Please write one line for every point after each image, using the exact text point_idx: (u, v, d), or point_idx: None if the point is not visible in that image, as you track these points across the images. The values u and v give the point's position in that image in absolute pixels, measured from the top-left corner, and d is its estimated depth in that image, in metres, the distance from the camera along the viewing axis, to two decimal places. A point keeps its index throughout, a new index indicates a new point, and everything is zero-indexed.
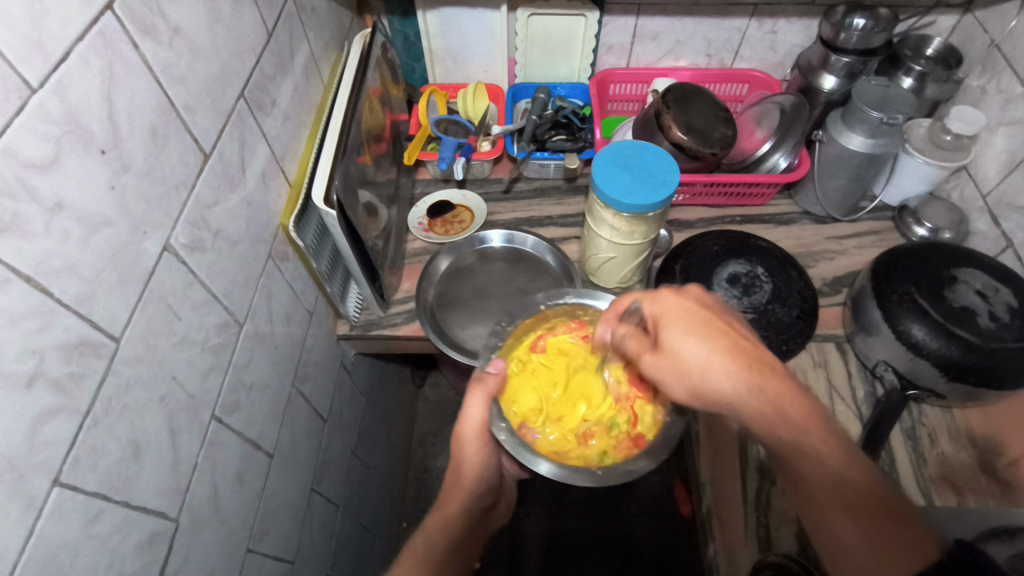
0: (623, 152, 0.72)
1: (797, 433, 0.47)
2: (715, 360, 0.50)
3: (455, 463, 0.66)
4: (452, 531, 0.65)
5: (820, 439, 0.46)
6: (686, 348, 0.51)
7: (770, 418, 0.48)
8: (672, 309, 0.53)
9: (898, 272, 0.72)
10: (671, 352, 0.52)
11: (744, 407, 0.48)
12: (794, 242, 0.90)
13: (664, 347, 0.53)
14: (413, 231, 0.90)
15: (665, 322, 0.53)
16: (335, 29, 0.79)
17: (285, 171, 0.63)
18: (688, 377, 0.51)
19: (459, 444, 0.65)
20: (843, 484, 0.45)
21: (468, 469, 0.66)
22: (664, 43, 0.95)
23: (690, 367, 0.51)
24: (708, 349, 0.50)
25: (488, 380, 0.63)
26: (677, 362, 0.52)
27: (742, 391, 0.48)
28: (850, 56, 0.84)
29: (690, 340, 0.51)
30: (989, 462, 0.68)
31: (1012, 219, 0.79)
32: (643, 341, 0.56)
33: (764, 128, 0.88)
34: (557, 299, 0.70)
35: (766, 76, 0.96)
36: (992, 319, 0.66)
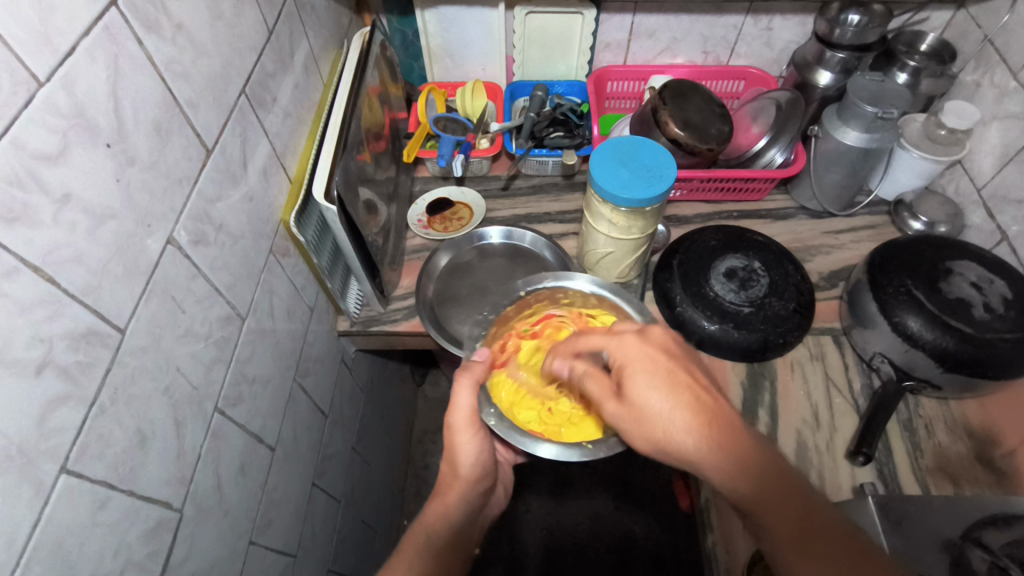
0: (619, 150, 0.72)
1: (755, 492, 0.47)
2: (663, 419, 0.50)
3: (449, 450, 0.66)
4: (452, 519, 0.66)
5: (783, 495, 0.47)
6: (634, 411, 0.51)
7: (729, 480, 0.48)
8: (619, 352, 0.54)
9: (893, 265, 0.73)
10: (626, 399, 0.52)
11: (708, 468, 0.48)
12: (791, 236, 0.91)
13: (623, 395, 0.53)
14: (413, 228, 0.90)
15: (618, 368, 0.54)
16: (335, 28, 0.80)
17: (286, 168, 0.64)
18: (647, 432, 0.50)
19: (451, 435, 0.65)
20: (808, 537, 0.46)
21: (463, 458, 0.66)
22: (661, 40, 0.95)
23: (641, 413, 0.51)
24: (659, 404, 0.50)
25: (475, 368, 0.63)
26: (625, 411, 0.52)
27: (702, 450, 0.48)
28: (844, 52, 0.85)
29: (642, 390, 0.51)
30: (985, 452, 0.69)
31: (1007, 212, 0.80)
32: (603, 384, 0.55)
33: (760, 124, 0.89)
34: (536, 284, 0.69)
35: (762, 73, 0.97)
36: (987, 310, 0.67)
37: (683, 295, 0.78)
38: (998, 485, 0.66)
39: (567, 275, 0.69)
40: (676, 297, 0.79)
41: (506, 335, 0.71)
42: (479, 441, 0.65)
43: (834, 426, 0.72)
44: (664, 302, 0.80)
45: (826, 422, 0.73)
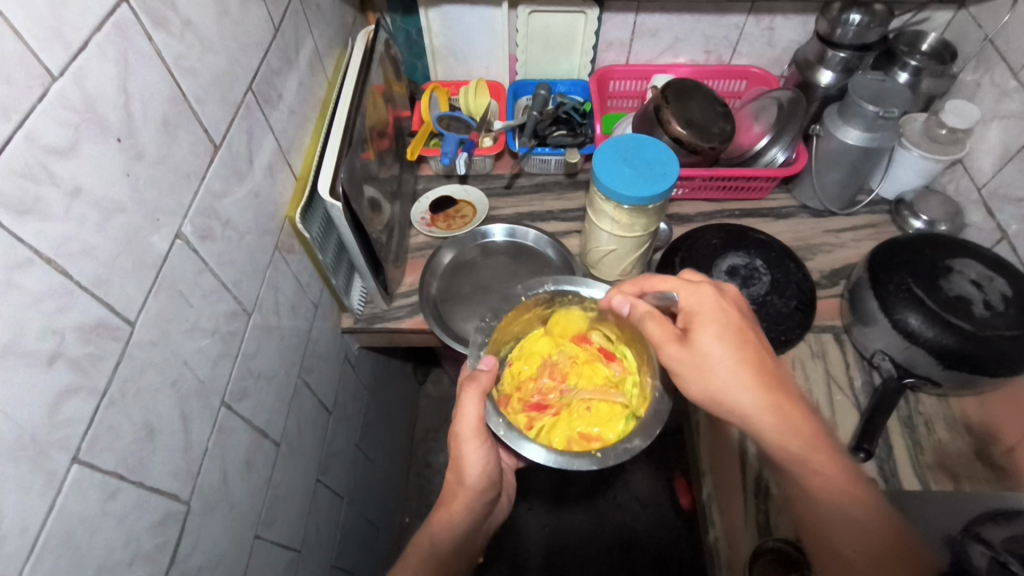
0: (622, 148, 0.73)
1: (806, 450, 0.49)
2: (719, 364, 0.52)
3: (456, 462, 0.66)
4: (457, 527, 0.67)
5: (831, 462, 0.48)
6: (677, 359, 0.54)
7: (782, 434, 0.50)
8: (698, 300, 0.55)
9: (893, 263, 0.73)
10: (686, 339, 0.54)
11: (761, 420, 0.50)
12: (792, 235, 0.91)
13: (685, 337, 0.54)
14: (416, 226, 0.91)
15: (688, 316, 0.55)
16: (339, 27, 0.80)
17: (291, 165, 0.64)
18: (704, 375, 0.53)
19: (457, 443, 0.65)
20: (846, 505, 0.46)
21: (470, 467, 0.66)
22: (663, 39, 0.96)
23: (697, 356, 0.53)
24: (716, 348, 0.53)
25: (480, 378, 0.62)
26: (680, 353, 0.54)
27: (760, 402, 0.50)
28: (846, 52, 0.86)
29: (710, 334, 0.53)
30: (985, 449, 0.69)
31: (1007, 211, 0.80)
32: (659, 329, 0.56)
33: (762, 123, 0.89)
34: (536, 290, 0.70)
35: (763, 73, 0.98)
36: (987, 307, 0.67)
37: None
38: (997, 481, 0.66)
39: (573, 281, 0.70)
40: None
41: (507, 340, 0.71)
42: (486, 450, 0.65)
43: (834, 423, 0.73)
44: None
45: (826, 419, 0.73)
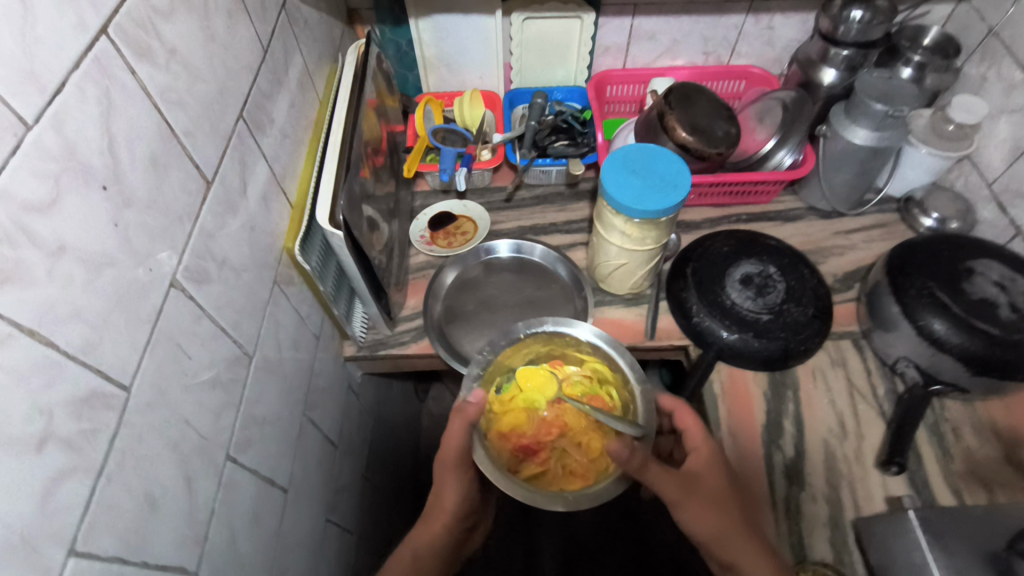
0: (633, 162, 0.70)
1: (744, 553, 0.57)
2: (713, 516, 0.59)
3: (438, 487, 0.64)
4: (438, 546, 0.65)
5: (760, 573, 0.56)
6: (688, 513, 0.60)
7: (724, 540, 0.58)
8: (696, 453, 0.63)
9: (913, 267, 0.71)
10: (704, 486, 0.60)
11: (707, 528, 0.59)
12: (802, 238, 0.89)
13: (697, 482, 0.61)
14: (415, 245, 0.87)
15: (697, 461, 0.62)
16: (327, 42, 0.77)
17: (285, 192, 0.61)
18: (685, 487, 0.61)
19: (440, 468, 0.63)
20: None
21: (451, 490, 0.64)
22: (660, 42, 0.93)
23: (714, 498, 0.60)
24: (723, 501, 0.60)
25: (469, 410, 0.60)
26: (699, 505, 0.59)
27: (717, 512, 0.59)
28: (850, 49, 0.83)
29: (721, 479, 0.61)
30: (1014, 455, 0.68)
31: (1020, 207, 0.79)
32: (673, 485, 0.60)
33: (766, 125, 0.88)
34: (535, 328, 0.68)
35: (764, 73, 0.95)
36: (1012, 310, 0.66)
37: (699, 304, 0.77)
38: None
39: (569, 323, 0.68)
40: (693, 306, 0.77)
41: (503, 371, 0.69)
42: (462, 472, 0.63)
43: (860, 434, 0.71)
44: (679, 312, 0.79)
45: (851, 431, 0.71)
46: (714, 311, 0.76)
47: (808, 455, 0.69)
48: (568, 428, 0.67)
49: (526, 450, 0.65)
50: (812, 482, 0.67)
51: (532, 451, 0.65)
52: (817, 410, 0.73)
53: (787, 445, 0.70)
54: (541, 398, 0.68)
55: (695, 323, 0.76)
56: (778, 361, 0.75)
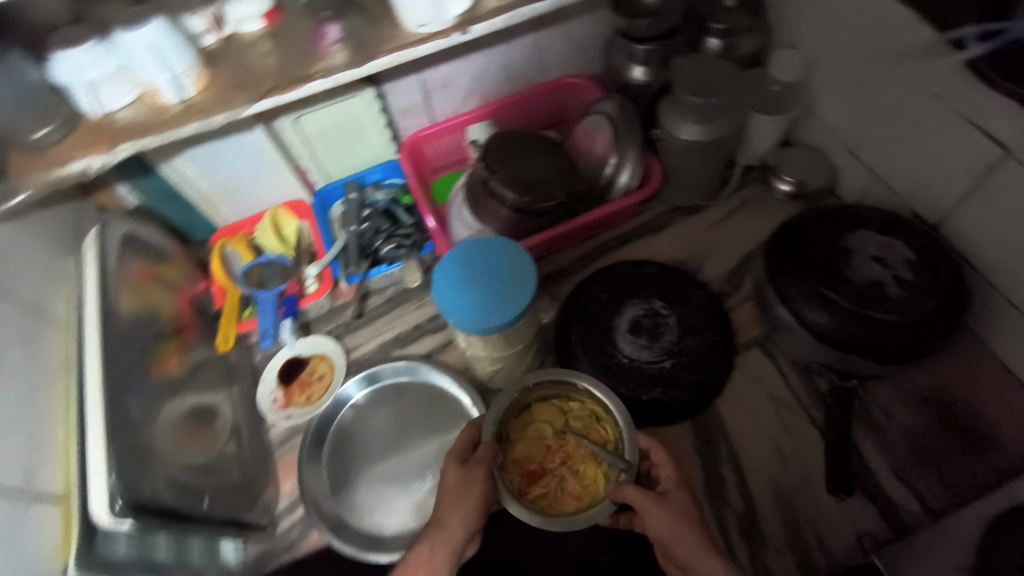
0: (473, 263, 0.59)
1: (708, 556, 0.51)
2: (689, 535, 0.53)
3: (451, 496, 0.53)
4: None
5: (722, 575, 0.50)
6: (661, 529, 0.53)
7: (688, 546, 0.52)
8: (669, 474, 0.58)
9: (792, 265, 0.66)
10: (674, 501, 0.55)
11: (681, 545, 0.52)
12: (677, 246, 0.83)
13: (667, 497, 0.55)
14: (269, 416, 0.74)
15: (671, 478, 0.57)
16: (54, 245, 0.61)
17: (40, 496, 0.47)
18: (664, 504, 0.54)
19: (458, 471, 0.54)
20: None
21: (462, 502, 0.53)
22: (459, 87, 0.82)
23: (683, 513, 0.54)
24: (698, 521, 0.54)
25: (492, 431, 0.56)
26: (668, 516, 0.53)
27: (695, 528, 0.53)
28: (650, 44, 0.77)
29: (685, 500, 0.56)
30: (948, 414, 0.67)
31: (871, 151, 0.76)
32: (644, 493, 0.53)
33: (601, 143, 0.79)
34: (545, 373, 0.59)
35: (580, 80, 0.87)
36: (900, 285, 0.62)
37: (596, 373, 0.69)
38: (976, 451, 0.64)
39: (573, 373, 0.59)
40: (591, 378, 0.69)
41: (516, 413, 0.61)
42: (490, 490, 0.54)
43: (800, 453, 0.67)
44: None
45: (790, 451, 0.68)
46: (614, 376, 0.68)
47: (756, 500, 0.65)
48: (572, 457, 0.59)
49: (532, 477, 0.58)
50: (769, 532, 0.64)
51: (536, 477, 0.58)
52: (751, 445, 0.68)
53: (733, 498, 0.65)
54: (548, 428, 0.60)
55: None
56: (697, 405, 0.69)
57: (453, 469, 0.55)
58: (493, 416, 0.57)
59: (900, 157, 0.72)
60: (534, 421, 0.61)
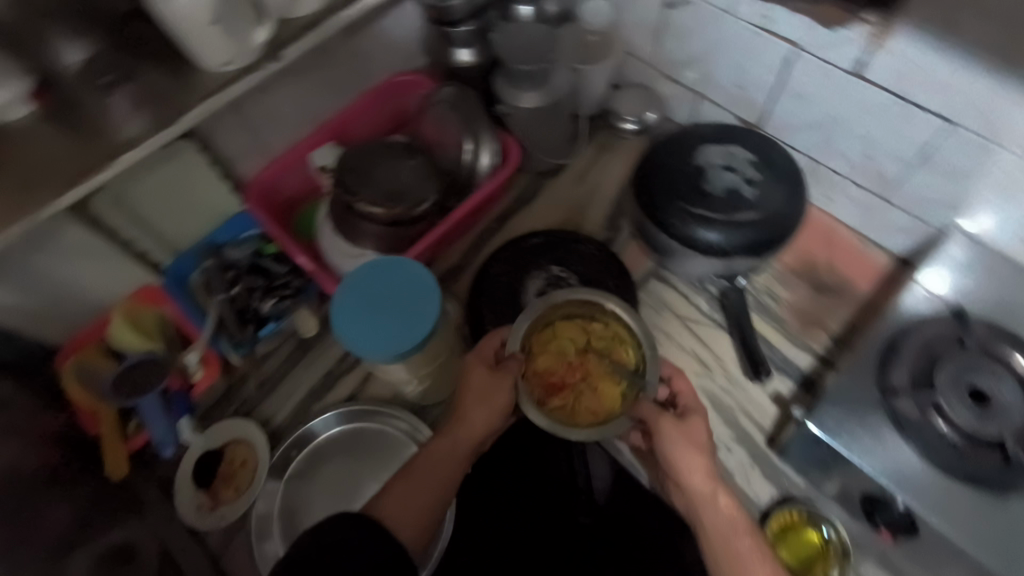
0: (385, 287, 0.58)
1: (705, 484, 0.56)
2: (697, 456, 0.56)
3: (476, 396, 0.58)
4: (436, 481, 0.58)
5: (713, 495, 0.56)
6: (670, 444, 0.56)
7: (687, 473, 0.56)
8: (692, 399, 0.58)
9: (659, 194, 0.70)
10: (690, 427, 0.56)
11: (687, 472, 0.56)
12: (554, 208, 0.86)
13: (683, 419, 0.57)
14: (199, 525, 0.66)
15: (692, 402, 0.58)
16: None
17: None
18: (679, 432, 0.56)
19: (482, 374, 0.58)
20: (717, 517, 0.56)
21: (480, 403, 0.58)
22: (287, 115, 0.79)
23: (697, 441, 0.56)
24: (708, 446, 0.57)
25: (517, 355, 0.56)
26: (677, 444, 0.56)
27: (706, 453, 0.56)
28: (466, 24, 0.77)
29: (703, 427, 0.57)
30: (818, 281, 0.79)
31: (689, 74, 0.83)
32: (659, 416, 0.55)
33: (450, 131, 0.80)
34: (571, 293, 0.56)
35: (410, 77, 0.84)
36: (751, 185, 0.70)
37: None
38: (844, 303, 0.77)
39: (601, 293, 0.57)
40: None
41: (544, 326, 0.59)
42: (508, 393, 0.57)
43: (719, 358, 0.75)
44: None
45: (711, 358, 0.75)
46: None
47: None
48: (593, 374, 0.56)
49: (551, 389, 0.57)
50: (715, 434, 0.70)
51: (558, 389, 0.57)
52: (675, 363, 0.75)
53: None
54: (570, 345, 0.57)
55: None
56: None
57: (479, 370, 0.58)
58: (516, 329, 0.57)
59: (714, 73, 0.79)
60: (557, 336, 0.58)
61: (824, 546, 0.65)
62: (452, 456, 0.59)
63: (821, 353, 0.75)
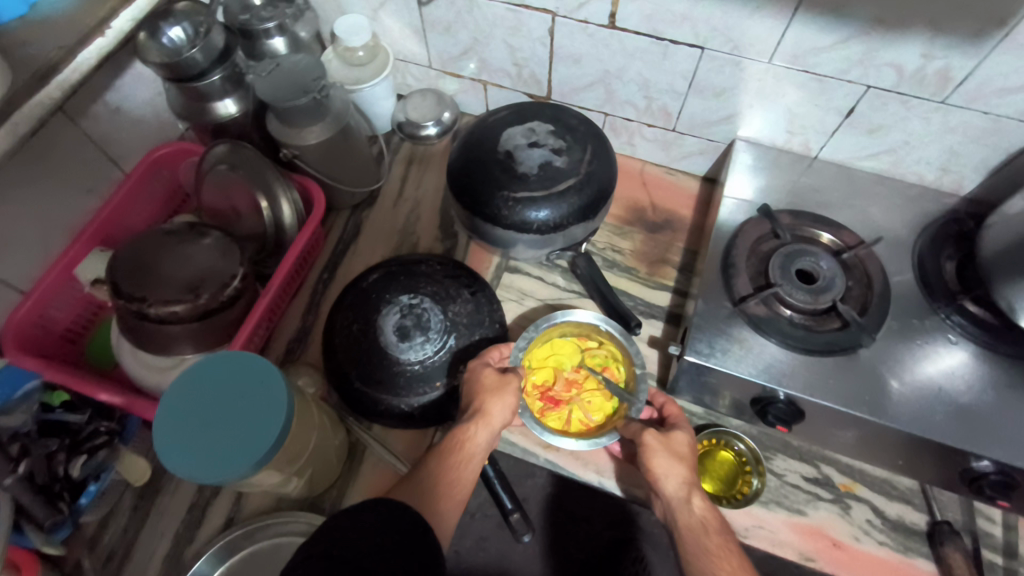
0: (196, 405, 0.48)
1: (678, 491, 0.57)
2: (679, 464, 0.57)
3: (491, 391, 0.59)
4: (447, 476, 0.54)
5: (686, 496, 0.56)
6: (653, 453, 0.58)
7: (664, 480, 0.57)
8: (680, 419, 0.62)
9: (478, 190, 0.69)
10: (676, 438, 0.59)
11: (667, 478, 0.57)
12: (384, 236, 0.80)
13: (670, 432, 0.59)
14: None
15: (679, 420, 0.62)
16: None
17: None
18: (670, 446, 0.58)
19: (488, 398, 0.59)
20: (690, 511, 0.56)
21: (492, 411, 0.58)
22: (26, 236, 0.65)
23: (684, 449, 0.58)
24: (689, 457, 0.58)
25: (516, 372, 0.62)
26: (664, 457, 0.57)
27: (690, 459, 0.58)
28: (217, 71, 0.67)
29: (686, 439, 0.59)
30: (648, 221, 0.83)
31: (466, 66, 0.82)
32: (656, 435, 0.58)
33: (236, 195, 0.69)
34: (568, 315, 0.68)
35: (172, 147, 0.73)
36: (560, 153, 0.70)
37: (401, 398, 0.66)
38: (677, 233, 0.82)
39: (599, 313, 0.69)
40: (402, 404, 0.66)
41: (545, 343, 0.70)
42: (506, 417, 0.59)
43: None
44: (399, 419, 0.66)
45: None
46: (418, 386, 0.66)
47: None
48: (587, 391, 0.68)
49: (550, 403, 0.67)
50: None
51: (556, 400, 0.67)
52: None
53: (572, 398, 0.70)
54: (566, 362, 0.70)
55: (421, 412, 0.66)
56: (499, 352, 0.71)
57: (489, 372, 0.61)
58: (517, 350, 0.65)
59: (489, 58, 0.79)
60: (552, 355, 0.70)
61: (739, 459, 0.68)
62: (467, 453, 0.56)
63: (675, 286, 0.78)
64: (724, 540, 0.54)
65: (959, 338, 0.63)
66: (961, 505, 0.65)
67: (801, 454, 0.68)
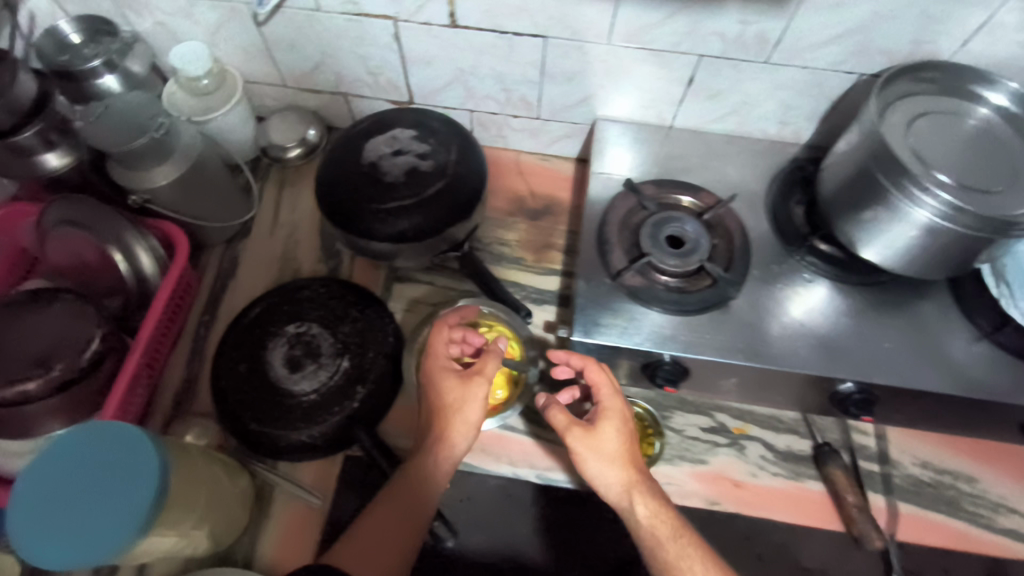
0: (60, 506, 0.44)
1: (622, 495, 0.58)
2: (615, 466, 0.58)
3: (447, 408, 0.59)
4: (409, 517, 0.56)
5: (629, 494, 0.58)
6: (585, 460, 0.59)
7: (606, 484, 0.58)
8: (607, 401, 0.60)
9: (346, 206, 0.68)
10: (603, 435, 0.59)
11: (608, 480, 0.58)
12: (263, 267, 0.78)
13: (592, 427, 0.59)
14: None
15: (607, 404, 0.60)
16: None
17: None
18: (599, 449, 0.59)
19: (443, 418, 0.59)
20: (634, 514, 0.57)
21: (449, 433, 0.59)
22: None
23: (615, 446, 0.59)
24: (619, 455, 0.59)
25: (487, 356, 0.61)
26: (597, 462, 0.59)
27: (623, 452, 0.59)
28: (32, 126, 0.62)
29: (613, 434, 0.59)
30: (529, 209, 0.85)
31: (321, 80, 0.80)
32: (583, 436, 0.59)
33: (86, 250, 0.65)
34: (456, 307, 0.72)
35: (11, 207, 0.68)
36: (425, 158, 0.71)
37: (302, 432, 0.64)
38: (558, 216, 0.84)
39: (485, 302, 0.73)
40: (302, 438, 0.64)
41: None
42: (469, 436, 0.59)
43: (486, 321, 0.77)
44: (303, 451, 0.65)
45: None
46: (316, 415, 0.64)
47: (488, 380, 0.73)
48: None
49: None
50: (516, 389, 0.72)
51: None
52: None
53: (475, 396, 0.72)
54: None
55: (325, 442, 0.64)
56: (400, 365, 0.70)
57: (449, 379, 0.59)
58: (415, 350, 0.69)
59: (342, 70, 0.78)
60: None
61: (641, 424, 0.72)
62: (421, 489, 0.57)
63: (562, 268, 0.81)
64: (679, 541, 0.54)
65: (814, 276, 0.70)
66: (839, 425, 0.71)
67: (696, 408, 0.73)
